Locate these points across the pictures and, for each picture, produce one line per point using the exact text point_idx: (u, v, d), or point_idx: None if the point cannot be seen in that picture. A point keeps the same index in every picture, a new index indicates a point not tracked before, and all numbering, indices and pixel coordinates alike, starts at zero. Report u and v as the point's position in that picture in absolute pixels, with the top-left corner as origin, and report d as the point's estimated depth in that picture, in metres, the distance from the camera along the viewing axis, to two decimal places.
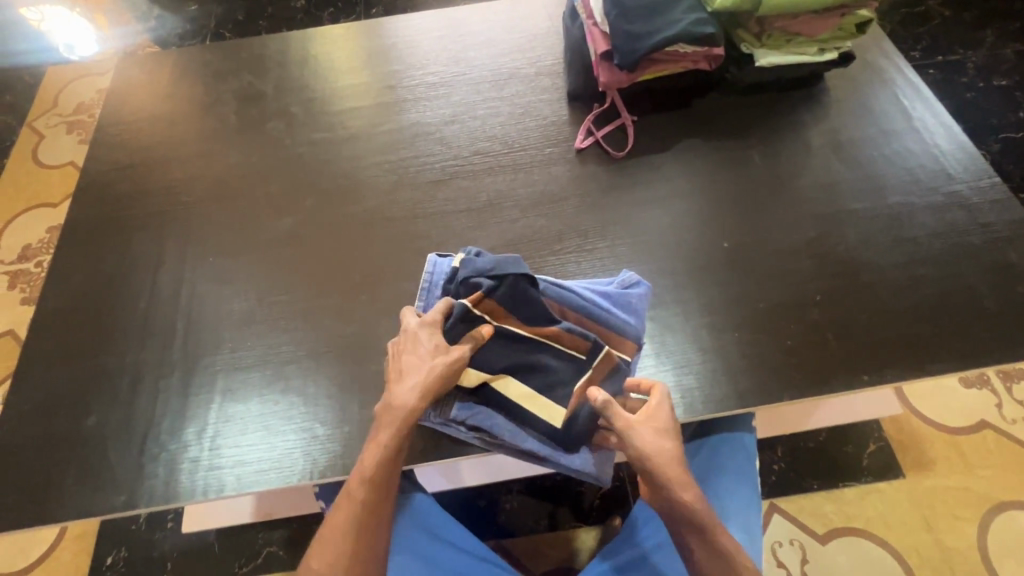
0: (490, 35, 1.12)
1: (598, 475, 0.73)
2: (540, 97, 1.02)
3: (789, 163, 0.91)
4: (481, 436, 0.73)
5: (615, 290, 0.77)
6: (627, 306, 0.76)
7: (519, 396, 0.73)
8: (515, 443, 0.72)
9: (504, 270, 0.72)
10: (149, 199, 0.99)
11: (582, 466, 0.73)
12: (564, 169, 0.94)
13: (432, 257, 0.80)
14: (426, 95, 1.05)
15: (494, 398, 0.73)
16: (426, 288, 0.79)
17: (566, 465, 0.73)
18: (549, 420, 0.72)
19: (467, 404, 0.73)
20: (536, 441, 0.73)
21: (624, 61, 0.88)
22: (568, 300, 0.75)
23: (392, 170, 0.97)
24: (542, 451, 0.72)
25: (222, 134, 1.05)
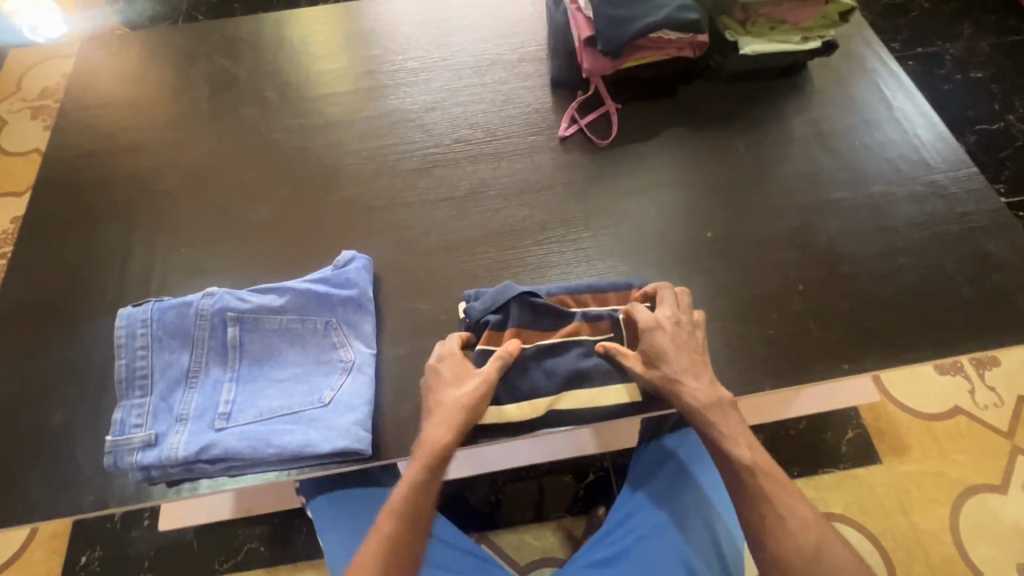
0: (471, 19, 1.09)
1: (358, 447, 0.67)
2: (523, 84, 1.00)
3: (772, 152, 0.91)
4: (222, 464, 0.66)
5: (330, 272, 0.77)
6: (348, 281, 0.77)
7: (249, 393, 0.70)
8: (256, 455, 0.66)
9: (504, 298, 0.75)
10: (117, 187, 0.95)
11: (327, 448, 0.66)
12: (547, 158, 0.92)
13: (123, 312, 0.71)
14: (407, 81, 1.03)
15: (211, 412, 0.68)
16: (123, 345, 0.70)
17: (317, 455, 0.67)
18: (278, 414, 0.69)
19: (192, 436, 0.66)
20: (278, 447, 0.66)
21: (607, 47, 0.86)
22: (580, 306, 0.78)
23: (372, 158, 0.95)
24: (292, 450, 0.66)
25: (193, 120, 1.01)
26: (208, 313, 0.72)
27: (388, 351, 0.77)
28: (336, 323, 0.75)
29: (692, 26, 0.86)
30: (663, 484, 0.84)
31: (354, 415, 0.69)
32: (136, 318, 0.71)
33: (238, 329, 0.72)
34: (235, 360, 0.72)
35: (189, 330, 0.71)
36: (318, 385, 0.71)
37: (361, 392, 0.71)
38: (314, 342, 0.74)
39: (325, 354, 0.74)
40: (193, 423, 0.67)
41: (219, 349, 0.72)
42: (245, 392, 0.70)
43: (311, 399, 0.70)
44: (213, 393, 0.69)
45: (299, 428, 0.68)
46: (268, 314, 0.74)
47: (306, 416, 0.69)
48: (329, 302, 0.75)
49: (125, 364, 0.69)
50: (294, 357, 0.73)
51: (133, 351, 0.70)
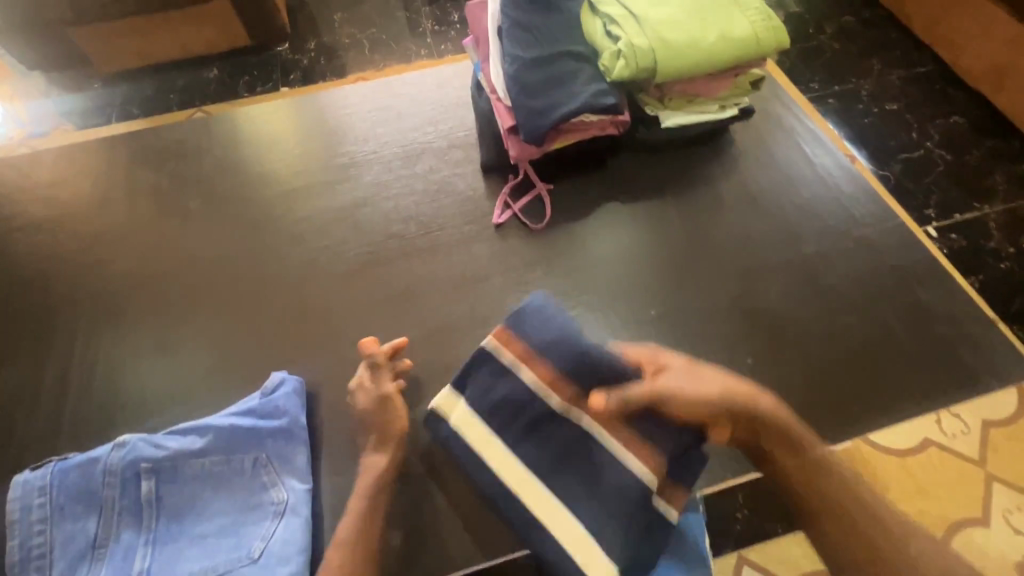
0: (397, 108, 1.09)
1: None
2: (453, 171, 0.99)
3: (705, 220, 0.91)
4: None
5: (256, 402, 0.71)
6: (276, 410, 0.71)
7: (169, 556, 0.63)
8: None
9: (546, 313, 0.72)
10: (25, 322, 0.88)
11: None
12: (483, 248, 0.90)
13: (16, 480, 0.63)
14: (336, 177, 1.01)
15: None
16: (15, 521, 0.62)
17: None
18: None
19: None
20: None
21: (530, 136, 0.87)
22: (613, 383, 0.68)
23: (301, 263, 0.91)
24: None
25: (110, 238, 0.96)
26: (117, 468, 0.65)
27: (326, 480, 0.71)
28: (265, 459, 0.69)
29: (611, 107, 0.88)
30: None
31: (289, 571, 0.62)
32: (29, 487, 0.63)
33: (153, 482, 0.66)
34: (150, 520, 0.64)
35: (95, 491, 0.64)
36: (247, 536, 0.64)
37: (294, 540, 0.64)
38: (241, 484, 0.68)
39: (253, 497, 0.67)
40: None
41: (132, 508, 0.65)
42: (162, 557, 0.63)
43: (239, 556, 0.63)
44: (123, 563, 0.62)
45: None
46: (189, 458, 0.67)
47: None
48: (255, 437, 0.69)
49: (20, 543, 0.61)
50: (218, 507, 0.66)
51: (29, 527, 0.62)
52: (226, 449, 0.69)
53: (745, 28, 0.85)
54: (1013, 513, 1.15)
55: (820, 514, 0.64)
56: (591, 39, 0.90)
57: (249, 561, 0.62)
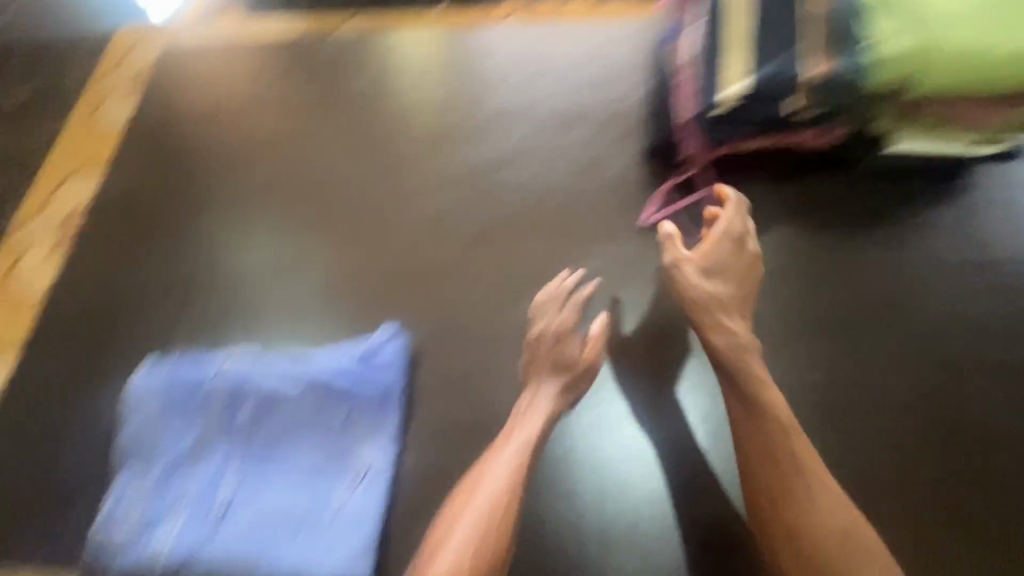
0: (563, 58, 0.95)
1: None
2: (610, 149, 0.86)
3: (904, 283, 0.75)
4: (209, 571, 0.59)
5: (358, 357, 0.70)
6: (379, 371, 0.69)
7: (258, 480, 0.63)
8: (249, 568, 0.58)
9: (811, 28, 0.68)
10: (170, 208, 0.91)
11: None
12: (624, 248, 0.80)
13: (139, 372, 0.68)
14: (482, 126, 0.91)
15: (209, 502, 0.62)
16: (132, 413, 0.66)
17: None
18: (280, 521, 0.61)
19: (184, 532, 0.60)
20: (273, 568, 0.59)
21: (703, 141, 0.74)
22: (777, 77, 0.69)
23: (431, 216, 0.86)
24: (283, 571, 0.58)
25: (254, 144, 0.95)
26: (223, 389, 0.67)
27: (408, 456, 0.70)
28: (356, 418, 0.67)
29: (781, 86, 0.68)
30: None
31: (365, 537, 0.61)
32: (152, 382, 0.67)
33: (253, 409, 0.66)
34: (243, 443, 0.65)
35: (201, 404, 0.66)
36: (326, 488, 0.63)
37: (369, 511, 0.62)
38: (328, 435, 0.66)
39: (338, 454, 0.65)
40: (188, 515, 0.61)
41: (227, 427, 0.66)
42: (245, 485, 0.63)
43: (315, 509, 0.62)
44: (212, 480, 0.63)
45: (297, 541, 0.60)
46: (288, 394, 0.67)
47: (307, 530, 0.61)
48: (350, 395, 0.68)
49: (129, 433, 0.65)
50: (303, 453, 0.65)
51: (136, 418, 0.65)
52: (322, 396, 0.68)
53: None
54: None
55: (777, 487, 0.60)
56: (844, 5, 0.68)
57: (326, 513, 0.62)
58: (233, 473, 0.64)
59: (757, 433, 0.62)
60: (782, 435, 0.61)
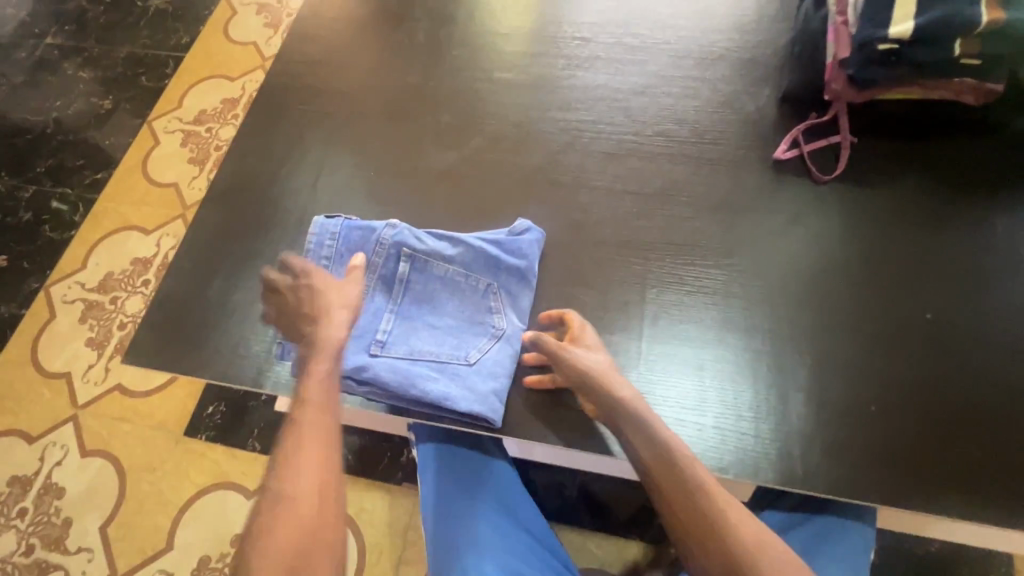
0: (705, 3, 0.99)
1: (493, 415, 0.70)
2: (747, 88, 0.90)
3: None
4: (367, 388, 0.70)
5: (503, 238, 0.78)
6: (519, 251, 0.78)
7: (410, 325, 0.74)
8: (403, 391, 0.69)
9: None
10: (327, 99, 1.01)
11: (465, 409, 0.69)
12: (752, 180, 0.83)
13: (317, 218, 0.77)
14: (621, 57, 0.97)
15: (368, 336, 0.73)
16: (310, 250, 0.76)
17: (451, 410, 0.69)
18: (428, 361, 0.71)
19: (347, 353, 0.71)
20: (421, 395, 0.69)
21: (859, 80, 0.75)
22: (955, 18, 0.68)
23: (565, 130, 0.92)
24: (431, 398, 0.69)
25: (406, 52, 1.04)
26: (386, 243, 0.75)
27: None
28: (497, 287, 0.76)
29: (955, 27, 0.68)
30: (808, 534, 0.76)
31: (500, 385, 0.71)
32: (329, 228, 0.76)
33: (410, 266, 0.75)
34: (399, 293, 0.75)
35: (368, 253, 0.75)
36: (468, 342, 0.74)
37: (504, 362, 0.72)
38: (471, 297, 0.75)
39: (479, 315, 0.75)
40: (350, 341, 0.72)
41: (388, 277, 0.75)
42: (401, 326, 0.74)
43: (458, 354, 0.72)
44: (373, 319, 0.73)
45: (442, 379, 0.70)
46: (439, 259, 0.76)
47: (450, 368, 0.71)
48: (494, 268, 0.76)
49: (305, 265, 0.75)
50: (449, 310, 0.75)
51: (313, 257, 0.75)
52: (468, 265, 0.77)
53: None
54: None
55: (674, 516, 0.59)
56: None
57: (467, 361, 0.72)
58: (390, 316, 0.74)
59: (644, 444, 0.62)
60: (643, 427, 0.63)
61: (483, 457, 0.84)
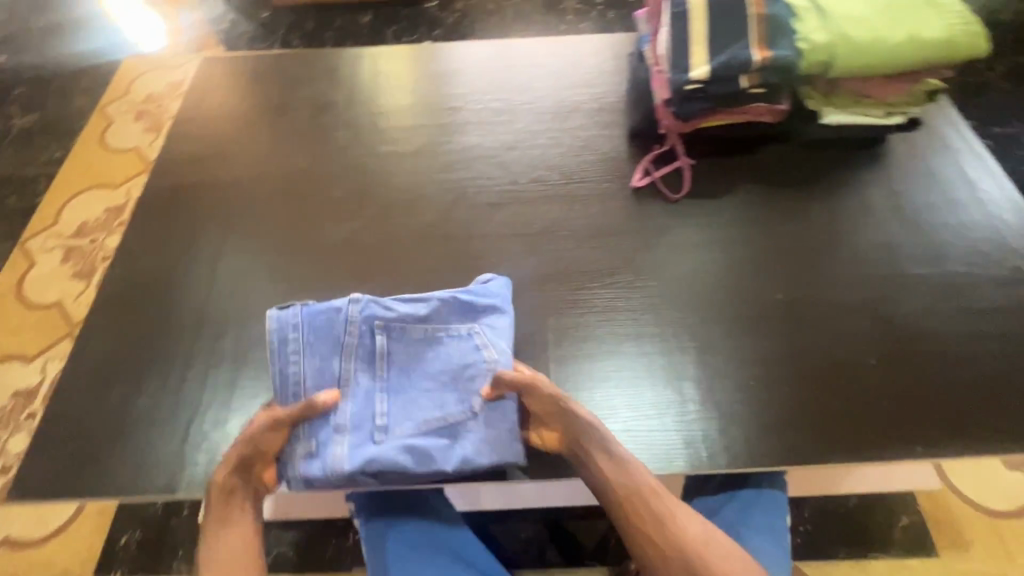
0: (554, 67, 1.15)
1: (515, 458, 0.74)
2: (601, 132, 1.04)
3: (848, 223, 0.91)
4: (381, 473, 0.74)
5: (472, 285, 0.83)
6: (486, 293, 0.82)
7: (408, 399, 0.78)
8: (421, 468, 0.73)
9: (756, 22, 0.86)
10: (216, 192, 1.03)
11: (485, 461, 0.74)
12: (618, 207, 0.95)
13: (272, 314, 0.77)
14: (490, 119, 1.08)
15: (368, 422, 0.76)
16: (274, 348, 0.76)
17: (470, 470, 0.74)
18: (434, 429, 0.76)
19: (353, 449, 0.73)
20: (441, 468, 0.73)
21: (679, 114, 0.90)
22: (736, 57, 0.84)
23: (450, 189, 1.00)
24: (451, 466, 0.73)
25: (291, 139, 1.09)
26: (356, 321, 0.79)
27: None
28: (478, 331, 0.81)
29: (740, 65, 0.84)
30: (734, 513, 0.82)
31: (510, 427, 0.76)
32: (286, 324, 0.76)
33: (385, 338, 0.79)
34: (384, 369, 0.78)
35: (340, 336, 0.78)
36: (466, 396, 0.77)
37: (506, 409, 0.76)
38: (456, 349, 0.80)
39: (469, 360, 0.79)
40: (352, 435, 0.74)
41: (367, 356, 0.79)
42: (395, 404, 0.77)
43: (462, 410, 0.76)
44: (365, 408, 0.76)
45: (455, 444, 0.75)
46: (413, 323, 0.80)
47: (459, 429, 0.76)
48: (468, 316, 0.81)
49: (276, 368, 0.76)
50: (438, 369, 0.79)
51: (282, 359, 0.76)
52: (444, 321, 0.81)
53: (940, 30, 0.83)
54: None
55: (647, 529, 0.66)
56: (778, 11, 0.86)
57: (472, 414, 0.76)
58: (382, 399, 0.77)
59: (615, 465, 0.69)
60: (609, 449, 0.70)
61: (426, 512, 0.85)
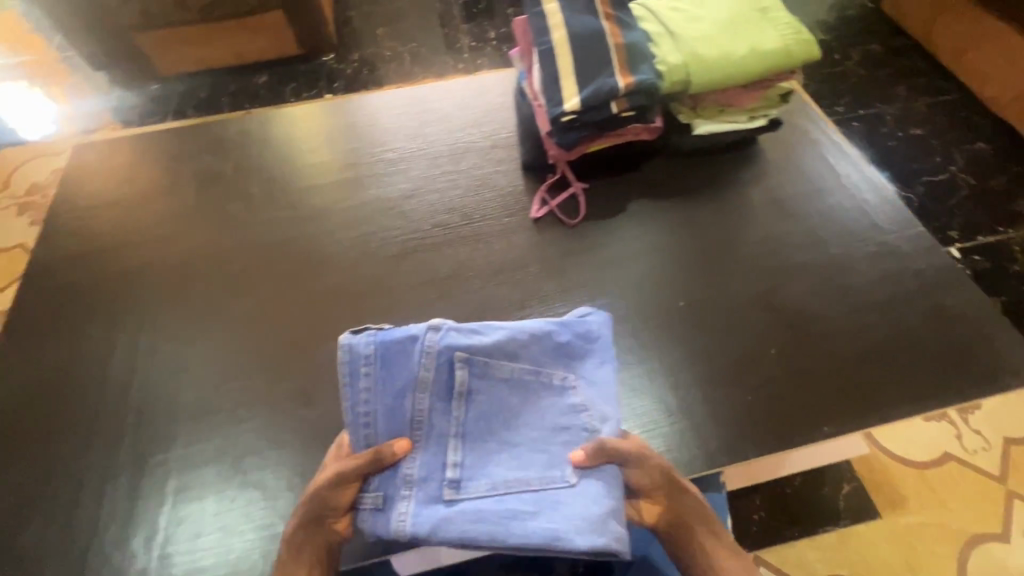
0: (445, 110, 1.16)
1: (615, 545, 0.64)
2: (496, 169, 1.06)
3: (734, 223, 0.97)
4: (453, 541, 0.65)
5: (571, 320, 0.78)
6: (588, 333, 0.78)
7: (486, 455, 0.70)
8: (501, 539, 0.64)
9: (617, 53, 0.92)
10: (102, 286, 0.96)
11: (582, 545, 0.63)
12: (520, 240, 0.96)
13: (343, 339, 0.72)
14: (387, 170, 1.08)
15: (435, 488, 0.67)
16: (348, 377, 0.70)
17: (558, 548, 0.63)
18: (518, 497, 0.67)
19: (420, 507, 0.66)
20: (524, 539, 0.64)
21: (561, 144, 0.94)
22: (602, 86, 0.89)
23: (354, 246, 0.98)
24: (537, 541, 0.64)
25: (181, 218, 1.04)
26: (434, 351, 0.72)
27: None
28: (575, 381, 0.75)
29: (607, 92, 0.89)
30: None
31: (610, 506, 0.66)
32: (360, 352, 0.71)
33: (468, 373, 0.72)
34: (462, 409, 0.71)
35: (416, 371, 0.71)
36: (559, 461, 0.69)
37: (609, 473, 0.68)
38: (552, 402, 0.73)
39: (567, 416, 0.72)
40: (420, 489, 0.67)
41: (446, 389, 0.71)
42: (473, 454, 0.70)
43: (558, 477, 0.68)
44: (439, 459, 0.69)
45: (540, 513, 0.66)
46: (499, 360, 0.74)
47: (553, 497, 0.67)
48: (563, 356, 0.76)
49: (349, 410, 0.70)
50: (530, 418, 0.73)
51: (350, 397, 0.70)
52: (536, 362, 0.75)
53: (776, 42, 0.92)
54: None
55: None
56: (637, 40, 0.93)
57: (573, 481, 0.67)
58: (455, 448, 0.70)
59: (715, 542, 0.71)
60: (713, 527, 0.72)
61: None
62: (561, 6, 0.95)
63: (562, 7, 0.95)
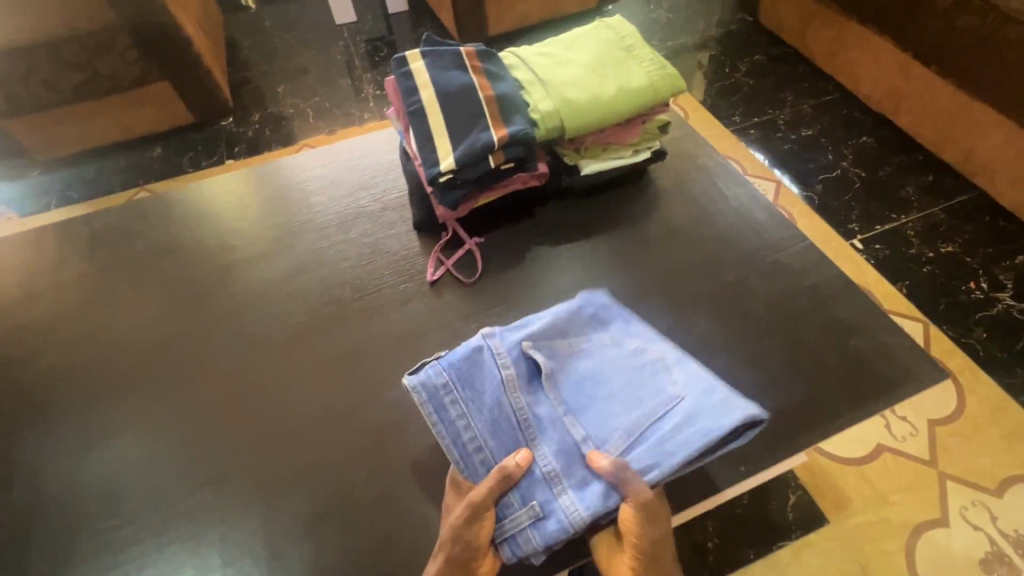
0: (332, 175, 1.11)
1: (756, 411, 0.67)
2: (388, 233, 1.01)
3: (633, 258, 0.96)
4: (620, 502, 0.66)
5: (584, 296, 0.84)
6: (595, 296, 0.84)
7: (613, 409, 0.73)
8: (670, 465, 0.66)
9: (489, 106, 0.90)
10: None
11: (729, 423, 0.66)
12: (417, 307, 0.91)
13: (411, 381, 0.73)
14: (274, 248, 1.01)
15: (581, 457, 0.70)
16: (433, 412, 0.72)
17: (713, 442, 0.67)
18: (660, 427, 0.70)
19: (577, 486, 0.67)
20: (686, 460, 0.66)
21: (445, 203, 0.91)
22: (476, 142, 0.87)
23: (238, 338, 0.90)
24: (696, 441, 0.66)
25: (39, 333, 0.93)
26: (503, 352, 0.76)
27: (268, 565, 0.71)
28: (617, 329, 0.82)
29: (482, 148, 0.87)
30: None
31: (721, 392, 0.71)
32: (429, 387, 0.72)
33: (543, 356, 0.77)
34: (553, 392, 0.75)
35: (497, 372, 0.75)
36: (658, 378, 0.74)
37: (699, 375, 0.74)
38: (614, 347, 0.79)
39: (633, 352, 0.78)
40: (568, 478, 0.68)
41: (531, 378, 0.76)
42: (590, 417, 0.73)
43: (663, 395, 0.72)
44: (564, 438, 0.71)
45: (677, 421, 0.69)
46: (558, 339, 0.79)
47: (681, 412, 0.70)
48: (599, 319, 0.82)
49: (441, 436, 0.71)
50: (606, 371, 0.77)
51: (439, 427, 0.71)
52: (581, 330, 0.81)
53: (642, 79, 0.93)
54: (968, 509, 1.19)
55: None
56: (507, 91, 0.92)
57: (677, 397, 0.72)
58: (574, 421, 0.73)
59: None
60: None
61: None
62: (427, 64, 0.93)
63: (427, 66, 0.93)
